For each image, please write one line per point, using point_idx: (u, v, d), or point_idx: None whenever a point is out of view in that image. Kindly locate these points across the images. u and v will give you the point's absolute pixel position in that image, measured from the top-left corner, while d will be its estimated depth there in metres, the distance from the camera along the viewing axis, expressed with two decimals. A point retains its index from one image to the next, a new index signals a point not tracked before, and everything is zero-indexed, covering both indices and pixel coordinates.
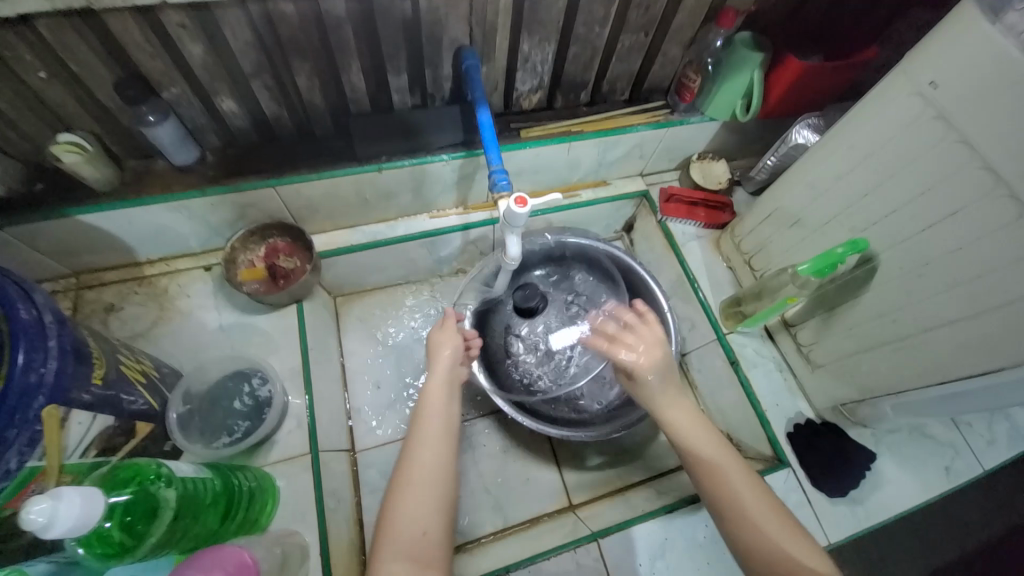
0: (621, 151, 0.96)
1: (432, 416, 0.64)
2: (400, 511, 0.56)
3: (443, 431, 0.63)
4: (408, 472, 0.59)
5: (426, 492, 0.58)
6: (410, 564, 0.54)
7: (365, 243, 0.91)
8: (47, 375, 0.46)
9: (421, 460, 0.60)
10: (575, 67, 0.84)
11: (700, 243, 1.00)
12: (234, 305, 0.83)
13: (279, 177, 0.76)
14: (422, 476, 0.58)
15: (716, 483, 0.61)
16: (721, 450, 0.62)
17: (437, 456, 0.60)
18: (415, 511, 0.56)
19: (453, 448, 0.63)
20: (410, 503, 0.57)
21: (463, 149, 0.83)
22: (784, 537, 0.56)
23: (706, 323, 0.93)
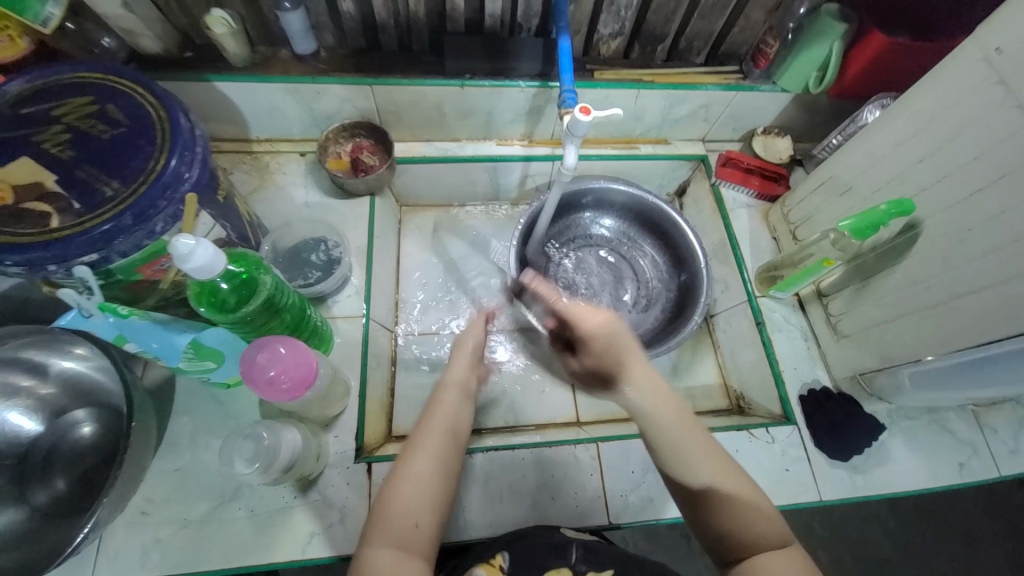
0: (687, 109, 1.00)
1: (447, 403, 0.63)
2: (396, 502, 0.55)
3: (449, 410, 0.62)
4: (412, 450, 0.58)
5: (422, 483, 0.56)
6: (398, 554, 0.52)
7: (436, 156, 1.01)
8: (189, 179, 0.56)
9: (424, 447, 0.58)
10: (657, 18, 0.90)
11: (749, 211, 1.03)
12: (320, 188, 0.95)
13: (377, 77, 0.87)
14: (421, 467, 0.57)
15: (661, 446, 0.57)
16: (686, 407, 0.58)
17: (448, 436, 0.60)
18: (409, 500, 0.55)
19: (451, 443, 0.60)
20: (406, 495, 0.55)
21: (540, 80, 0.91)
22: (743, 516, 0.53)
23: (740, 284, 0.96)
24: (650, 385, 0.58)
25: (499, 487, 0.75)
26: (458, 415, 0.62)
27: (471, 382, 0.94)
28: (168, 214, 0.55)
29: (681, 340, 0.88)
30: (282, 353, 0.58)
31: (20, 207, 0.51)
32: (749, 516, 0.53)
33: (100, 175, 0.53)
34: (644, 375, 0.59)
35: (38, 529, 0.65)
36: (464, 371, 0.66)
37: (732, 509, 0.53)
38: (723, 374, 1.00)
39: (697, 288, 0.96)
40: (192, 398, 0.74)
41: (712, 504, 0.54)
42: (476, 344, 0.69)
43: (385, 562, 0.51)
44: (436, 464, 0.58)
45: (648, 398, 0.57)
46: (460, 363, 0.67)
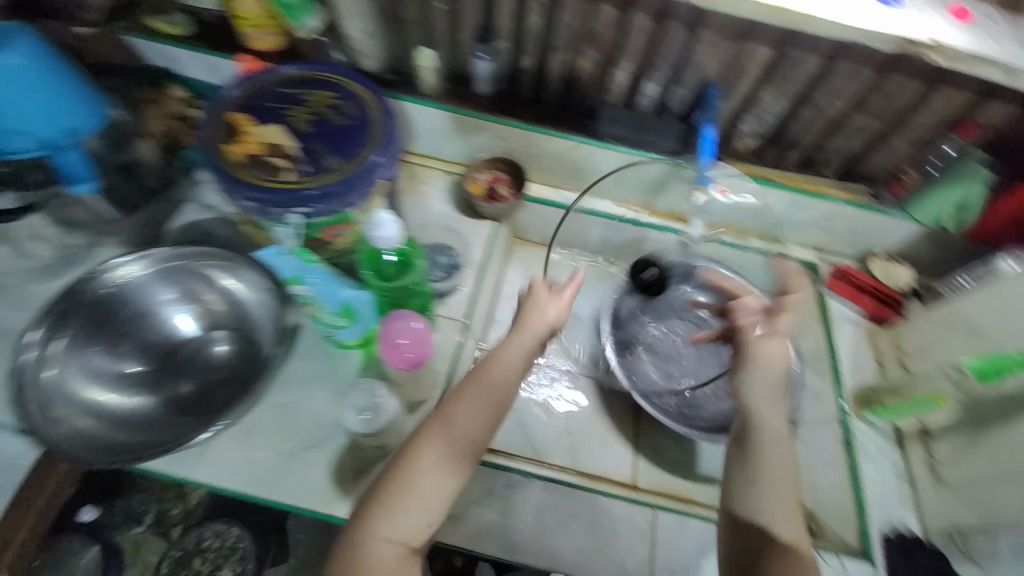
0: (808, 215, 1.04)
1: (472, 399, 0.70)
2: (403, 501, 0.63)
3: (475, 416, 0.69)
4: (429, 454, 0.65)
5: (441, 486, 0.65)
6: (403, 551, 0.62)
7: (560, 202, 1.10)
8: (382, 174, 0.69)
9: (438, 458, 0.65)
10: (800, 128, 0.96)
11: (855, 327, 1.03)
12: (455, 204, 1.07)
13: (534, 124, 1.00)
14: (432, 479, 0.64)
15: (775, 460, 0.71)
16: (782, 473, 0.70)
17: (468, 436, 0.68)
18: (421, 502, 0.64)
19: (457, 452, 0.67)
20: (420, 491, 0.64)
21: (670, 158, 1.00)
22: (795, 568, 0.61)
23: (834, 398, 0.94)
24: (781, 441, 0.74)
25: (553, 517, 0.84)
26: (483, 421, 0.69)
27: (539, 414, 0.97)
28: (365, 192, 0.68)
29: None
30: (415, 326, 0.75)
31: (263, 158, 0.66)
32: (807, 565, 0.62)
33: (323, 153, 0.67)
34: (782, 445, 0.74)
35: (162, 419, 0.74)
36: (509, 372, 0.73)
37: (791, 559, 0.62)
38: (798, 489, 0.91)
39: (787, 389, 0.94)
40: (309, 348, 0.84)
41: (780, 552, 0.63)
42: (513, 365, 0.74)
43: (390, 558, 0.61)
44: (441, 483, 0.65)
45: (766, 415, 0.76)
46: (497, 368, 0.72)
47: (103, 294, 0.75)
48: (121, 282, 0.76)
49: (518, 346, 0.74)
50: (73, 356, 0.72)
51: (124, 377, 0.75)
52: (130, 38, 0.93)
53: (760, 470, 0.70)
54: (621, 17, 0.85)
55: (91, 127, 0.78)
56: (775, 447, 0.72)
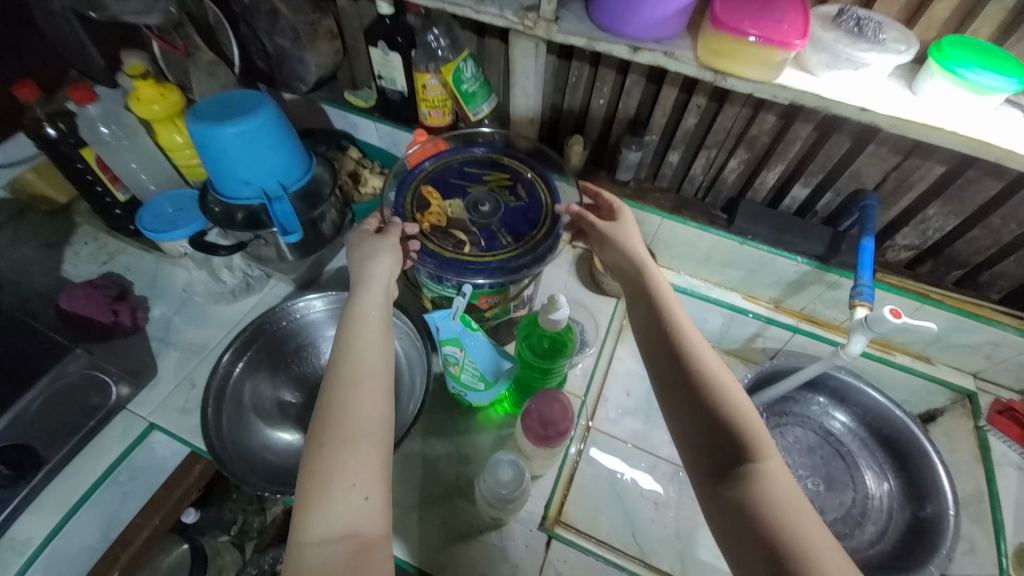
0: (969, 339, 0.94)
1: (357, 348, 0.63)
2: (327, 484, 0.54)
3: (364, 384, 0.61)
4: (338, 428, 0.57)
5: (342, 450, 0.56)
6: (348, 545, 0.51)
7: (683, 288, 1.10)
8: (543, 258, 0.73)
9: (343, 415, 0.58)
10: (966, 247, 0.90)
11: (1019, 473, 0.92)
12: (578, 277, 1.11)
13: (670, 212, 1.03)
14: (341, 445, 0.56)
15: (726, 391, 0.61)
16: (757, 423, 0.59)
17: (353, 395, 0.60)
18: (348, 471, 0.55)
19: (363, 426, 0.58)
20: (338, 463, 0.55)
21: (817, 261, 0.97)
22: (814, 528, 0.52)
23: (994, 553, 0.84)
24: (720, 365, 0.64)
25: None
26: (373, 370, 0.62)
27: (646, 508, 0.92)
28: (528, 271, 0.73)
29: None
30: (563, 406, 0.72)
31: (447, 229, 0.73)
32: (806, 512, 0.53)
33: (497, 232, 0.73)
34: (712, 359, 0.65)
35: None
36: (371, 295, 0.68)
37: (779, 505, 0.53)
38: None
39: (939, 535, 0.84)
40: (438, 400, 0.89)
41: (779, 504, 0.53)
42: (360, 280, 0.69)
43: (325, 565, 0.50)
44: (352, 445, 0.56)
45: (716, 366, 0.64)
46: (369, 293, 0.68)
47: (281, 325, 0.85)
48: (295, 316, 0.86)
49: (376, 296, 0.67)
50: (249, 379, 0.81)
51: (283, 405, 0.82)
52: (327, 107, 1.10)
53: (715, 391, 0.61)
54: (780, 126, 0.88)
55: (298, 183, 0.90)
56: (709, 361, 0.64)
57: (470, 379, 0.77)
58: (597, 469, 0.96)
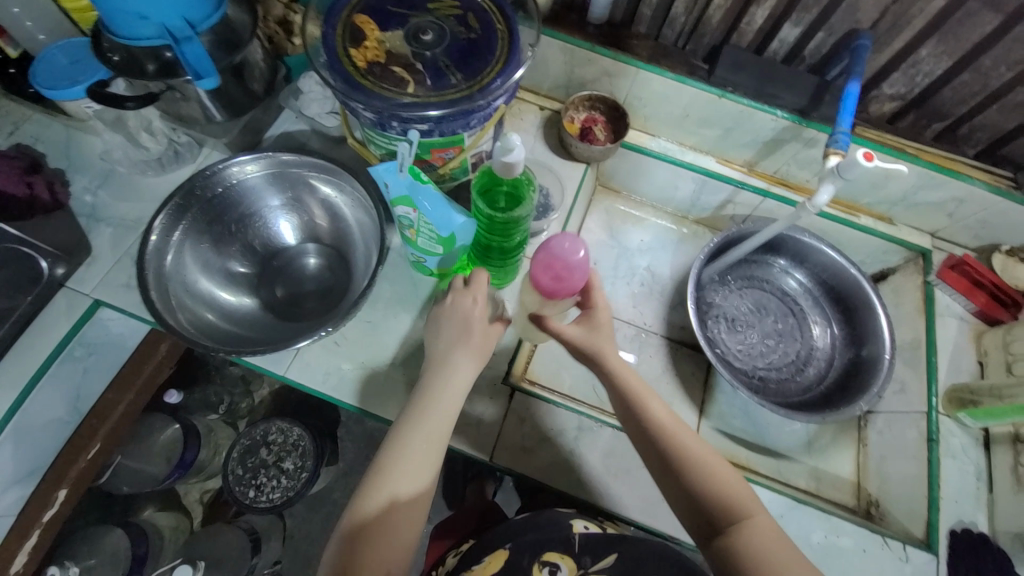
0: (936, 196, 0.93)
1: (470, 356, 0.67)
2: (390, 470, 0.61)
3: (450, 392, 0.65)
4: (405, 446, 0.62)
5: (424, 448, 0.62)
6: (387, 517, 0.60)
7: (656, 152, 1.04)
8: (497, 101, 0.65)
9: (412, 443, 0.62)
10: (952, 95, 0.85)
11: (960, 324, 0.95)
12: (545, 142, 1.03)
13: (646, 63, 0.93)
14: (411, 459, 0.62)
15: (697, 480, 0.64)
16: (669, 414, 0.67)
17: (450, 403, 0.65)
18: (411, 466, 0.61)
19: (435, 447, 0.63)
20: (407, 459, 0.61)
21: (796, 115, 0.91)
22: (730, 488, 0.64)
23: (921, 391, 0.89)
24: (625, 366, 0.70)
25: (619, 466, 0.80)
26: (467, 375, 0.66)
27: None
28: (482, 117, 0.65)
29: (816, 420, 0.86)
30: (583, 258, 0.60)
31: (386, 67, 0.63)
32: (731, 487, 0.64)
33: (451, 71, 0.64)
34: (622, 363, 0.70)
35: (266, 319, 0.78)
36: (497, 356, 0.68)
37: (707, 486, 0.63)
38: (860, 473, 0.93)
39: (870, 376, 0.91)
40: (395, 268, 0.86)
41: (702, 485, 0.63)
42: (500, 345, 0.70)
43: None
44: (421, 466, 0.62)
45: (623, 370, 0.69)
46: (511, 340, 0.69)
47: (218, 190, 0.77)
48: (231, 182, 0.77)
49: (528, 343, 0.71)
50: (189, 247, 0.75)
51: (233, 276, 0.79)
52: None
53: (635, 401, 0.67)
54: None
55: (208, 23, 0.75)
56: (621, 369, 0.69)
57: (427, 243, 0.73)
58: None
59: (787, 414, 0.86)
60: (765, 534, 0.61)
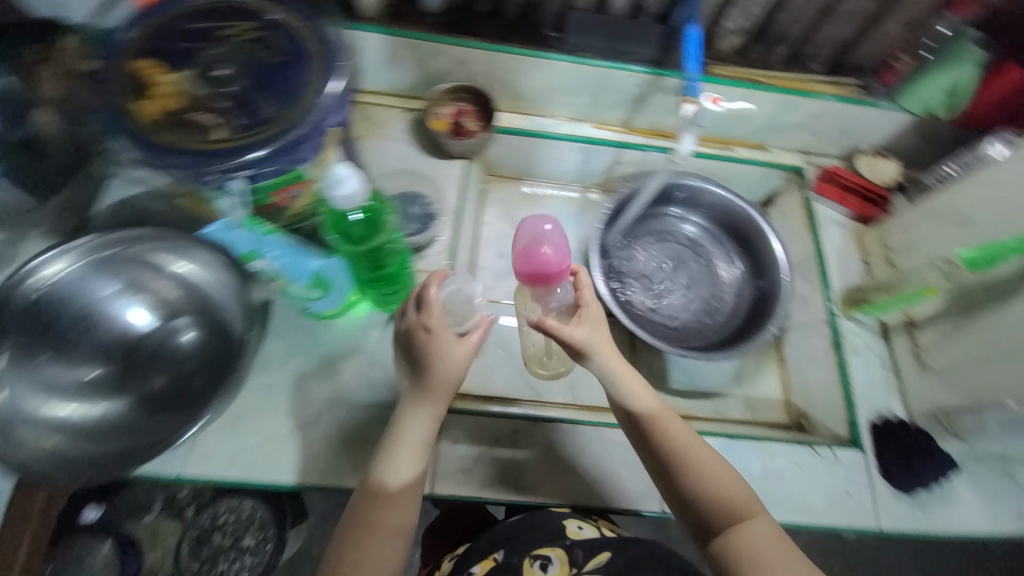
0: (795, 117, 0.98)
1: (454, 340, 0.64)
2: (399, 451, 0.63)
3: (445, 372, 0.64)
4: (404, 439, 0.64)
5: (425, 427, 0.64)
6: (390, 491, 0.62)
7: (533, 131, 1.01)
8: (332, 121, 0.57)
9: (418, 419, 0.64)
10: (786, 19, 0.87)
11: (841, 230, 1.00)
12: (418, 146, 0.98)
13: (496, 44, 0.90)
14: (415, 436, 0.64)
15: (710, 487, 0.64)
16: (675, 418, 0.68)
17: (447, 381, 0.64)
18: (415, 443, 0.64)
19: (427, 441, 0.64)
20: (409, 439, 0.64)
21: (652, 67, 0.91)
22: (729, 488, 0.65)
23: (821, 302, 0.95)
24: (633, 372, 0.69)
25: (561, 457, 0.79)
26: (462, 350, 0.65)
27: None
28: (312, 144, 0.56)
29: (724, 358, 0.89)
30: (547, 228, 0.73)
31: (185, 116, 0.55)
32: (730, 489, 0.65)
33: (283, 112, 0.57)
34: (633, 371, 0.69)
35: (142, 419, 0.69)
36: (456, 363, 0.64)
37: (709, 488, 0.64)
38: (786, 390, 0.98)
39: (774, 300, 0.95)
40: (286, 322, 0.79)
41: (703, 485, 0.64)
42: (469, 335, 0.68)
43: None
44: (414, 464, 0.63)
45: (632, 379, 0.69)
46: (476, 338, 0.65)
47: (28, 301, 0.66)
48: (52, 280, 0.67)
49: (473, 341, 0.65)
50: (20, 368, 0.65)
51: (88, 384, 0.69)
52: None
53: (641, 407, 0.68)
54: None
55: None
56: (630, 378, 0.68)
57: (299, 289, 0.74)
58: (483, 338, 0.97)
59: (698, 357, 0.88)
60: (761, 537, 0.62)
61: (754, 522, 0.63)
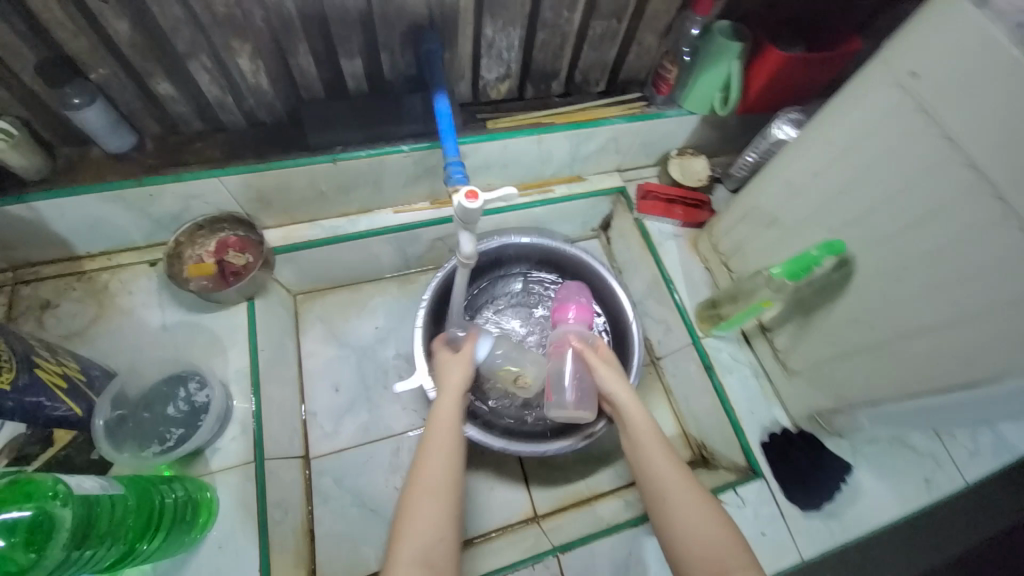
0: (595, 145, 0.92)
1: (449, 398, 0.66)
2: (406, 530, 0.54)
3: (446, 441, 0.61)
4: (427, 486, 0.56)
5: (438, 498, 0.56)
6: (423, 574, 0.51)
7: (324, 239, 0.85)
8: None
9: (420, 483, 0.57)
10: (545, 56, 0.79)
11: (677, 242, 0.96)
12: (180, 304, 0.78)
13: (224, 166, 0.72)
14: (420, 515, 0.54)
15: (693, 533, 0.53)
16: (667, 455, 0.60)
17: (444, 441, 0.61)
18: (420, 523, 0.54)
19: (459, 428, 0.64)
20: (423, 517, 0.54)
21: (426, 141, 0.78)
22: (715, 536, 0.53)
23: (682, 326, 0.89)
24: (631, 400, 0.67)
25: None
26: (453, 409, 0.65)
27: None
28: None
29: (563, 448, 0.76)
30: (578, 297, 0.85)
31: None
32: (722, 535, 0.53)
33: None
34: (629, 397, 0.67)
35: None
36: (450, 409, 0.65)
37: (691, 528, 0.54)
38: (681, 421, 0.93)
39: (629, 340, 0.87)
40: None
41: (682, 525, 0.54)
42: (443, 394, 0.67)
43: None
44: (455, 437, 0.62)
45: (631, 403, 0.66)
46: (447, 397, 0.66)
47: None
48: None
49: (452, 391, 0.67)
50: None
51: None
52: None
53: (631, 425, 0.64)
54: None
55: None
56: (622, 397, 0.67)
57: None
58: (339, 500, 0.80)
59: (533, 454, 0.75)
60: None
61: None
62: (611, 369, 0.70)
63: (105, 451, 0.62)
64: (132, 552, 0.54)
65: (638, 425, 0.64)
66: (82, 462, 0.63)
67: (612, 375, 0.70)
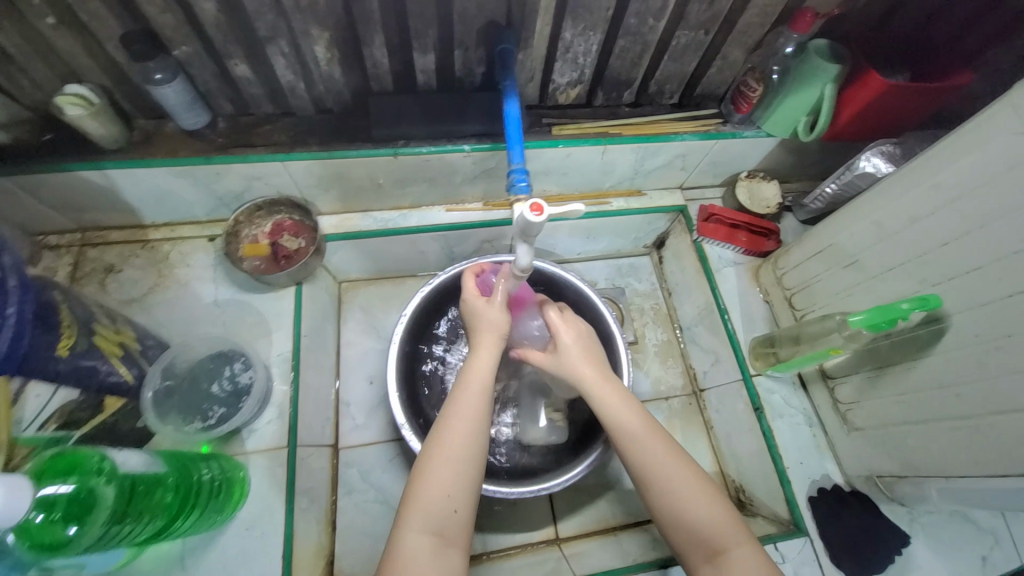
0: (661, 160, 0.87)
1: (487, 345, 0.61)
2: (435, 476, 0.53)
3: (477, 394, 0.57)
4: (448, 445, 0.54)
5: (462, 464, 0.54)
6: (437, 540, 0.51)
7: (375, 230, 0.85)
8: (10, 315, 0.46)
9: (453, 433, 0.55)
10: (621, 64, 0.76)
11: (737, 270, 0.91)
12: (232, 282, 0.79)
13: (288, 151, 0.72)
14: (450, 475, 0.53)
15: (681, 509, 0.53)
16: (644, 427, 0.56)
17: (477, 400, 0.57)
18: (446, 486, 0.52)
19: (490, 394, 0.59)
20: (443, 471, 0.53)
21: (489, 142, 0.76)
22: (702, 510, 0.52)
23: (732, 360, 0.84)
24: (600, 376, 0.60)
25: None
26: (490, 361, 0.60)
27: None
28: None
29: (572, 480, 0.72)
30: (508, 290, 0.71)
31: None
32: (710, 509, 0.53)
33: None
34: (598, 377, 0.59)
35: None
36: (485, 360, 0.60)
37: (678, 508, 0.53)
38: (719, 459, 0.88)
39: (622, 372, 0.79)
40: None
41: (670, 504, 0.53)
42: (479, 341, 0.62)
43: (424, 549, 0.50)
44: (485, 402, 0.58)
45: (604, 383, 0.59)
46: (484, 352, 0.61)
47: None
48: None
49: (490, 346, 0.61)
50: None
51: None
52: None
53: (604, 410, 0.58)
54: None
55: None
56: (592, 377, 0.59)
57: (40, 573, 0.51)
58: (364, 494, 0.80)
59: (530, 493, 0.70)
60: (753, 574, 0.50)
61: (739, 548, 0.51)
62: (577, 347, 0.61)
63: (149, 423, 0.64)
64: (167, 530, 0.55)
65: (613, 406, 0.57)
66: (127, 429, 0.64)
67: (575, 359, 0.60)
